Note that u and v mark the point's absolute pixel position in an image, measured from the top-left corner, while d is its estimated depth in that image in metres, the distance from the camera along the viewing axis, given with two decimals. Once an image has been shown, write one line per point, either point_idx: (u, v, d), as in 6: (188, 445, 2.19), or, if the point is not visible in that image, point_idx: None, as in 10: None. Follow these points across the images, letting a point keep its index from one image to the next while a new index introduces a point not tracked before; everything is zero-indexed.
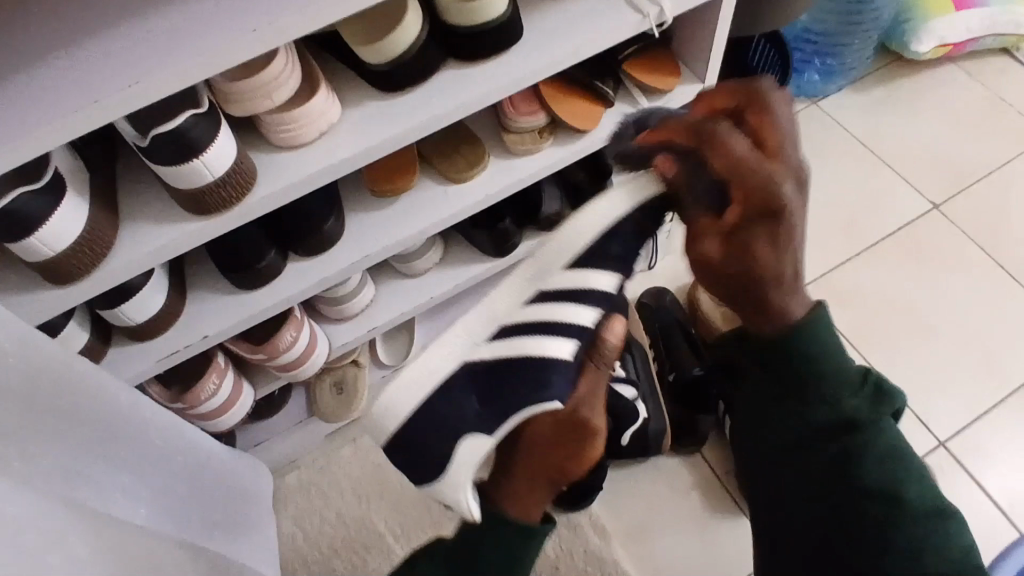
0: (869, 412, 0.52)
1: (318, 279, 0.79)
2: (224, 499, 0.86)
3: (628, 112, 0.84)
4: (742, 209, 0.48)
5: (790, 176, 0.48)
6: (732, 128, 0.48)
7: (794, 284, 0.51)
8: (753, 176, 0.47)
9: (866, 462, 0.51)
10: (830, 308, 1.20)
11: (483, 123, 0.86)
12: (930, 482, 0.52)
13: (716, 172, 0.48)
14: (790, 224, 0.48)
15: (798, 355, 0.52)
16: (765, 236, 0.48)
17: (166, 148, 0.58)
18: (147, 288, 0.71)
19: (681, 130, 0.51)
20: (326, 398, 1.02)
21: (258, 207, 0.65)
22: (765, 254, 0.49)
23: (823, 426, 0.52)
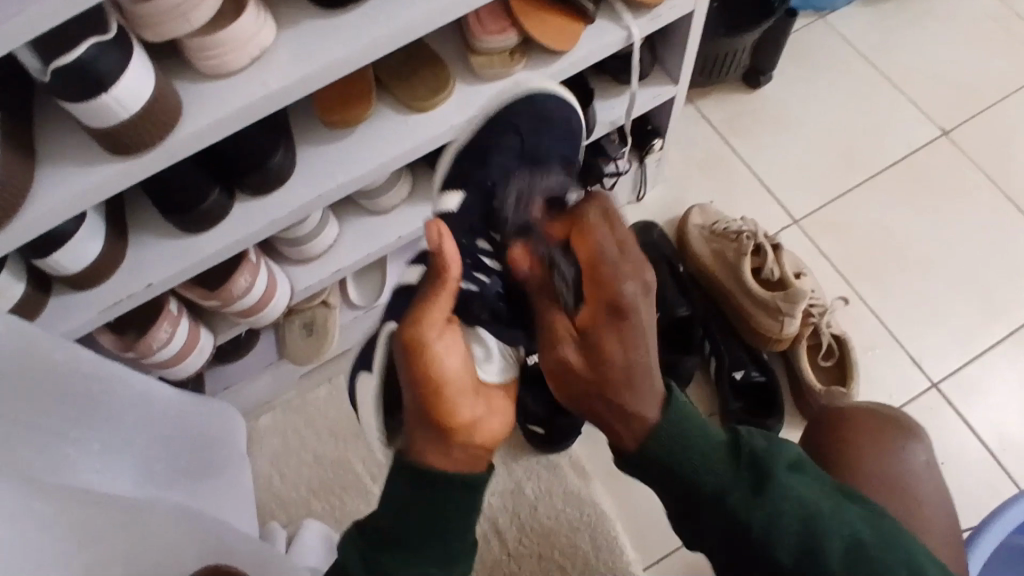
0: (746, 495, 0.53)
1: (268, 220, 0.72)
2: (190, 448, 0.84)
3: (610, 30, 0.75)
4: (591, 314, 0.49)
5: (598, 346, 0.49)
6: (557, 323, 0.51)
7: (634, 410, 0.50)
8: (602, 342, 0.49)
9: (739, 514, 0.52)
10: (826, 242, 1.14)
11: (449, 45, 0.77)
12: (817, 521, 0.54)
13: (579, 259, 0.51)
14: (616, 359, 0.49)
15: (650, 456, 0.51)
16: (612, 338, 0.48)
17: (72, 82, 0.51)
18: (82, 234, 0.65)
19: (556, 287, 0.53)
20: (296, 339, 0.98)
21: (186, 145, 0.58)
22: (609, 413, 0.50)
23: (704, 500, 0.52)
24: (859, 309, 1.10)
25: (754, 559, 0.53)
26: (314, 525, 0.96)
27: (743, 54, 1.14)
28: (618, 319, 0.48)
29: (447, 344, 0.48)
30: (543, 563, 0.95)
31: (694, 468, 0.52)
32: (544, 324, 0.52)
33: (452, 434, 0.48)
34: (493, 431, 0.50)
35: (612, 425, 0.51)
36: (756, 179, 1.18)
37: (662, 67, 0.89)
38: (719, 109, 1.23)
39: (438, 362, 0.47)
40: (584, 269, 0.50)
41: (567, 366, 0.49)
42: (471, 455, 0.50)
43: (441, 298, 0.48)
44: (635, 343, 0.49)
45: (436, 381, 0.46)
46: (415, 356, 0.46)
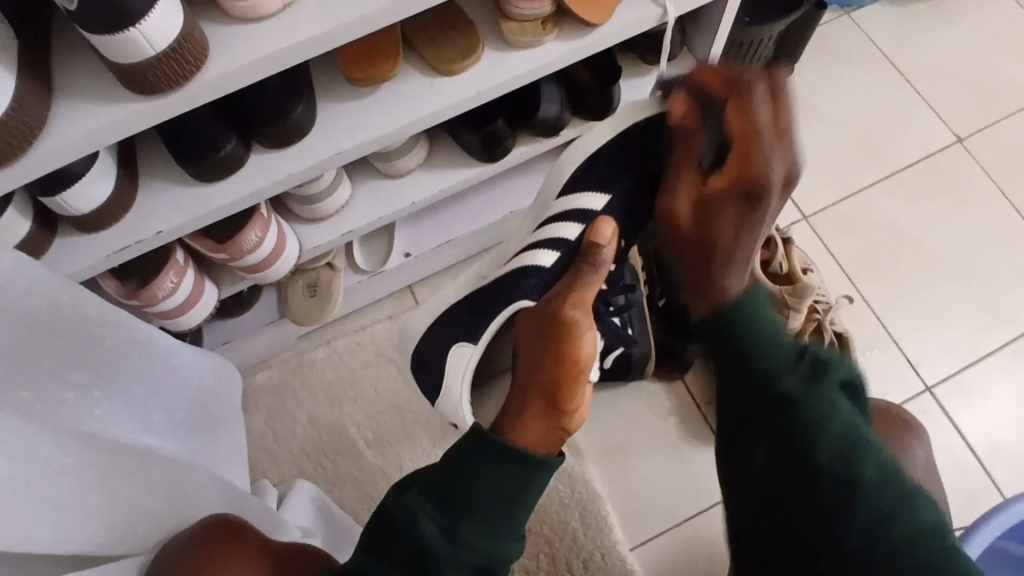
0: (802, 387, 0.52)
1: (284, 174, 0.71)
2: (188, 400, 0.83)
3: (646, 6, 0.73)
4: (728, 184, 0.54)
5: (756, 202, 0.54)
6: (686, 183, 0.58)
7: (734, 271, 0.54)
8: (723, 226, 0.54)
9: (784, 388, 0.51)
10: (834, 239, 1.14)
11: (480, 10, 0.76)
12: (850, 434, 0.51)
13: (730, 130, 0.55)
14: (765, 207, 0.54)
15: (723, 319, 0.52)
16: (731, 214, 0.54)
17: (97, 13, 0.49)
18: (94, 174, 0.63)
19: (720, 183, 0.55)
20: (298, 298, 0.96)
21: (209, 91, 0.57)
22: (722, 247, 0.54)
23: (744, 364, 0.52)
24: (861, 308, 1.10)
25: (785, 446, 0.51)
26: (304, 485, 0.95)
27: (769, 44, 1.13)
28: (751, 198, 0.53)
29: (591, 335, 0.59)
30: (532, 537, 0.96)
31: (755, 350, 0.52)
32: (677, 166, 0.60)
33: (561, 413, 0.55)
34: (586, 424, 0.57)
35: (700, 286, 0.55)
36: None
37: (690, 49, 0.88)
38: None
39: (580, 342, 0.57)
40: (730, 139, 0.55)
41: (675, 215, 0.57)
42: (558, 437, 0.55)
43: (591, 289, 0.60)
44: (756, 224, 0.54)
45: (574, 356, 0.56)
46: (563, 330, 0.57)
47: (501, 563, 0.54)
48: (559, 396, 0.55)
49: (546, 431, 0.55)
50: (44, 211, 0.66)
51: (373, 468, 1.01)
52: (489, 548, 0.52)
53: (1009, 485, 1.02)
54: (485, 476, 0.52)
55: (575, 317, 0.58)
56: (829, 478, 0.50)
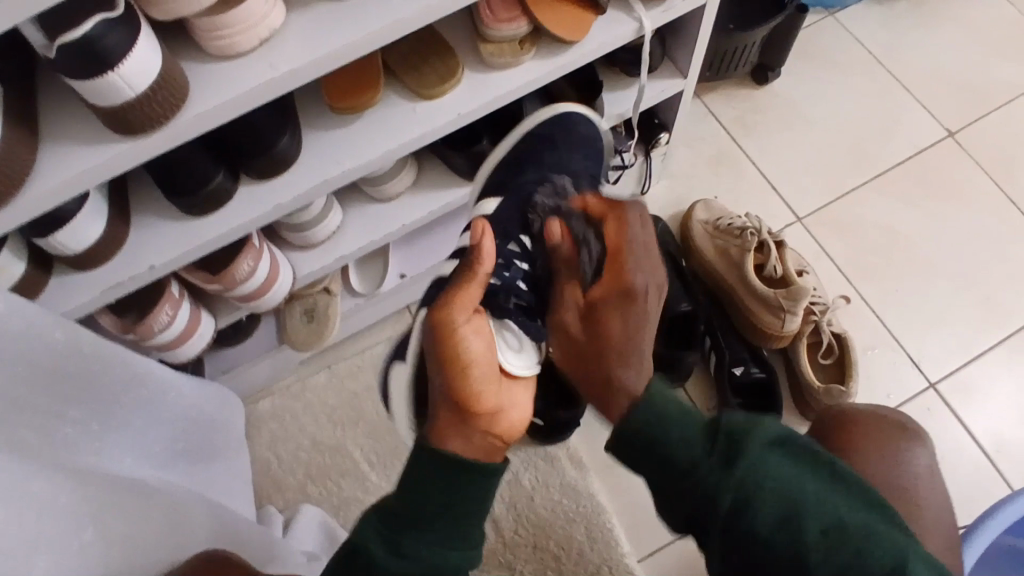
0: (721, 471, 0.50)
1: (273, 204, 0.72)
2: (191, 430, 0.84)
3: (622, 21, 0.74)
4: (605, 291, 0.61)
5: (638, 312, 0.59)
6: (572, 295, 0.64)
7: (631, 368, 0.56)
8: (618, 332, 0.58)
9: (704, 477, 0.50)
10: (828, 240, 1.14)
11: (459, 33, 0.77)
12: (785, 493, 0.49)
13: (608, 244, 0.64)
14: (625, 323, 0.59)
15: (630, 422, 0.53)
16: (615, 317, 0.59)
17: (76, 59, 0.50)
18: (84, 214, 0.64)
19: (602, 296, 0.61)
20: (296, 324, 0.97)
21: (191, 127, 0.58)
22: (617, 355, 0.57)
23: (667, 468, 0.51)
24: (857, 308, 1.10)
25: (724, 537, 0.49)
26: (308, 510, 0.96)
27: (753, 49, 1.13)
28: (626, 298, 0.60)
29: (473, 328, 0.56)
30: (538, 553, 0.96)
31: (664, 439, 0.52)
32: (559, 299, 0.65)
33: (476, 416, 0.52)
34: (519, 422, 0.55)
35: (603, 395, 0.57)
36: (760, 177, 1.18)
37: (670, 60, 0.89)
38: (725, 105, 1.22)
39: (462, 341, 0.54)
40: (607, 254, 0.64)
41: (566, 329, 0.62)
42: (491, 442, 0.54)
43: (469, 292, 0.57)
44: (637, 313, 0.59)
45: (466, 353, 0.54)
46: (444, 330, 0.54)
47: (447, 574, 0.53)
48: (462, 402, 0.52)
49: (466, 447, 0.53)
50: (38, 252, 0.67)
51: (376, 489, 1.02)
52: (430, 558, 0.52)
53: (1017, 479, 1.01)
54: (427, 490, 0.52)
55: (451, 321, 0.55)
56: (782, 558, 0.48)
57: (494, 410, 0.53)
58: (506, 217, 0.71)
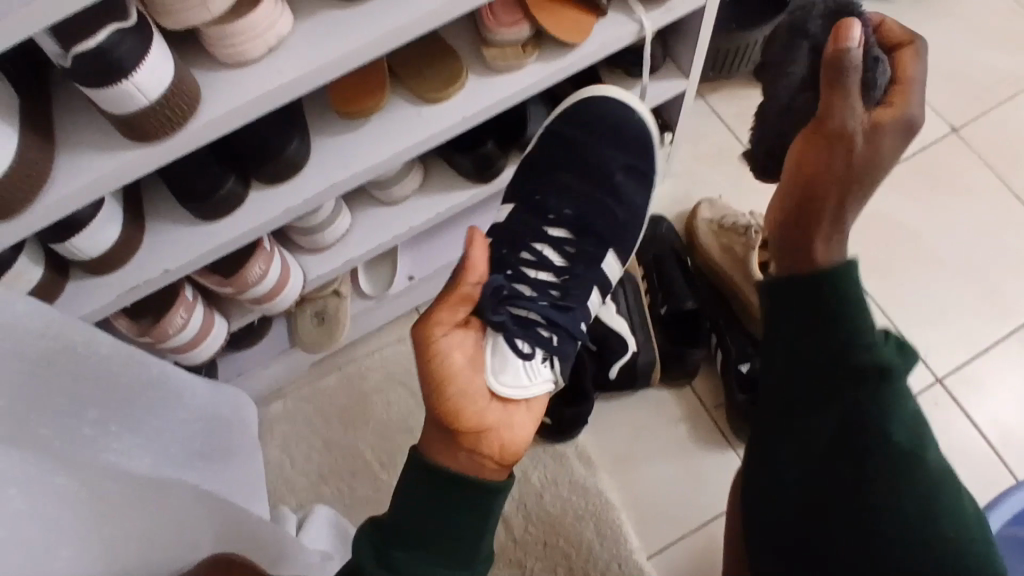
0: (899, 362, 0.57)
1: (283, 208, 0.74)
2: (202, 429, 0.85)
3: (622, 23, 0.75)
4: (877, 129, 0.59)
5: (862, 185, 0.60)
6: (847, 112, 0.59)
7: (814, 250, 0.58)
8: (835, 171, 0.59)
9: (876, 356, 0.56)
10: None
11: (462, 38, 0.78)
12: (916, 420, 0.57)
13: (888, 106, 0.60)
14: (863, 183, 0.60)
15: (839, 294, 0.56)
16: (835, 165, 0.59)
17: (90, 69, 0.52)
18: (100, 220, 0.66)
19: (837, 135, 0.59)
20: (307, 327, 0.99)
21: (202, 133, 0.60)
22: (819, 224, 0.59)
23: (839, 355, 0.56)
24: (863, 304, 1.10)
25: (861, 419, 0.56)
26: (320, 510, 0.97)
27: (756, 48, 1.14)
28: (849, 163, 0.59)
29: (452, 341, 0.60)
30: (548, 551, 0.97)
31: (860, 324, 0.56)
32: (827, 103, 0.59)
33: (462, 441, 0.59)
34: (510, 441, 0.60)
35: (806, 243, 0.59)
36: None
37: (672, 60, 0.90)
38: (729, 104, 1.22)
39: (446, 364, 0.59)
40: (886, 103, 0.60)
41: (840, 133, 0.59)
42: (482, 458, 0.59)
43: (450, 304, 0.61)
44: (852, 204, 0.60)
45: (455, 374, 0.59)
46: (428, 353, 0.59)
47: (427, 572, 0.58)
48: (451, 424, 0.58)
49: (460, 462, 0.59)
50: (55, 257, 0.69)
51: (387, 488, 1.03)
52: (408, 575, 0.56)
53: None
54: (409, 513, 0.58)
55: (434, 339, 0.59)
56: (886, 457, 0.55)
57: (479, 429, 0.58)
58: (517, 228, 0.78)
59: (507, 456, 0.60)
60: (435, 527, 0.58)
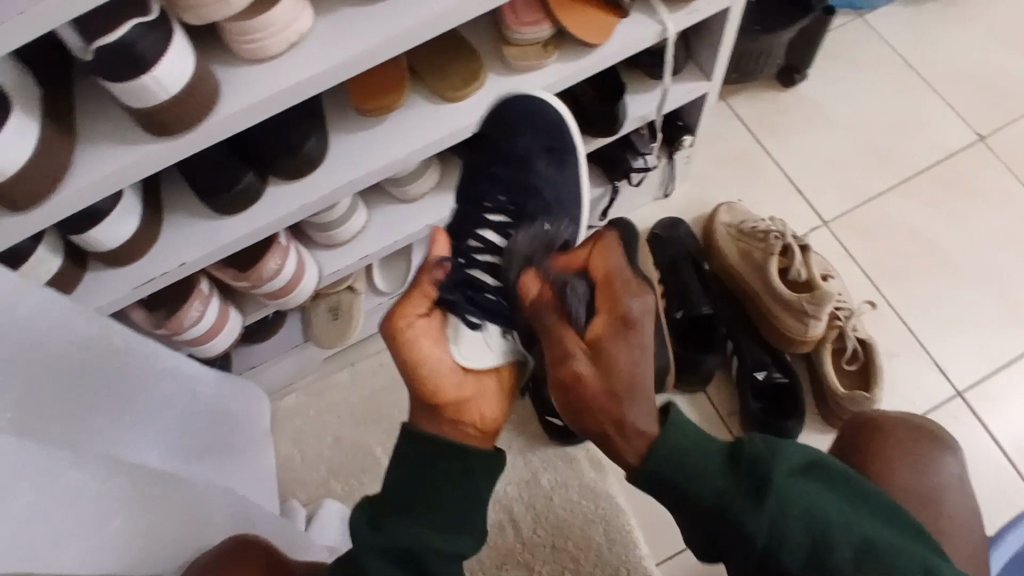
0: (733, 496, 0.52)
1: (299, 204, 0.73)
2: (205, 402, 0.84)
3: (645, 23, 0.74)
4: (597, 333, 0.55)
5: (639, 403, 0.53)
6: (571, 356, 0.54)
7: (637, 428, 0.53)
8: (615, 390, 0.53)
9: (738, 516, 0.52)
10: (854, 244, 1.12)
11: (482, 36, 0.78)
12: (812, 522, 0.51)
13: (597, 278, 0.58)
14: (630, 396, 0.53)
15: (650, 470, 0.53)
16: (617, 346, 0.54)
17: (111, 63, 0.52)
18: (118, 212, 0.66)
19: (596, 330, 0.55)
20: (321, 322, 0.99)
21: (221, 128, 0.60)
22: (629, 413, 0.53)
23: (698, 520, 0.53)
24: (883, 313, 1.08)
25: (761, 570, 0.52)
26: (330, 505, 0.97)
27: (779, 51, 1.12)
28: (625, 329, 0.54)
29: (428, 321, 0.58)
30: (556, 554, 0.96)
31: (695, 493, 0.53)
32: (547, 335, 0.56)
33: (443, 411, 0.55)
34: (490, 413, 0.57)
35: (612, 441, 0.54)
36: (785, 179, 1.16)
37: (695, 63, 0.89)
38: (750, 107, 1.21)
39: (416, 344, 0.56)
40: (597, 289, 0.57)
41: (570, 378, 0.53)
42: (467, 429, 0.56)
43: (417, 293, 0.59)
44: (643, 348, 0.54)
45: (425, 359, 0.56)
46: (395, 340, 0.56)
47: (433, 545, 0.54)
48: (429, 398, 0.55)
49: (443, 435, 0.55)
50: (74, 248, 0.70)
51: None
52: (416, 538, 0.53)
53: None
54: (412, 474, 0.55)
55: (402, 320, 0.57)
56: None
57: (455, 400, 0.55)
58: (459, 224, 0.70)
59: (489, 425, 0.57)
60: (437, 491, 0.54)
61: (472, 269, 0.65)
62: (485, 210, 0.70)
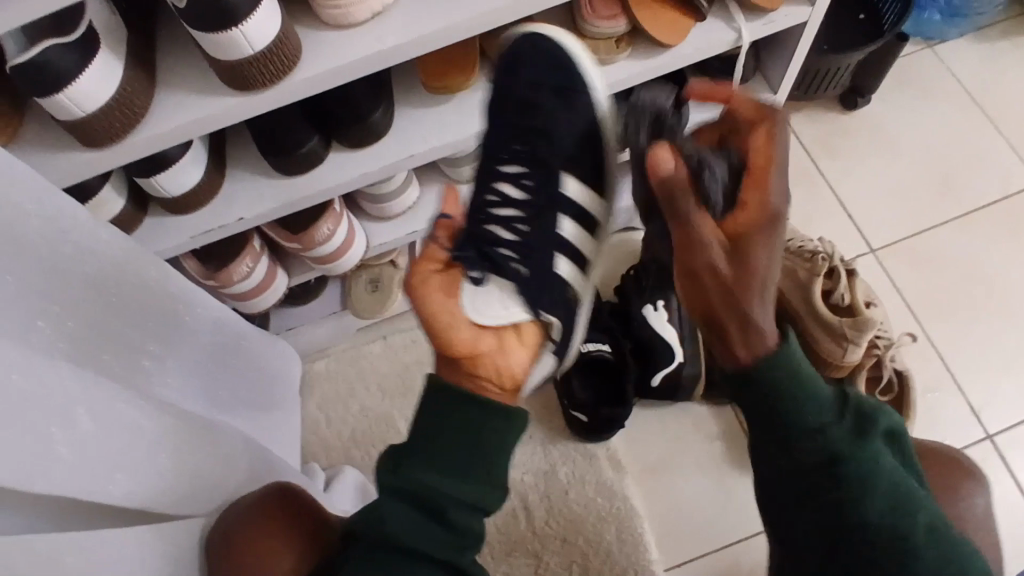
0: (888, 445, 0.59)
1: (359, 172, 0.75)
2: (239, 350, 0.85)
3: (720, 29, 0.74)
4: (752, 216, 0.48)
5: (768, 247, 0.48)
6: (715, 244, 0.48)
7: (762, 295, 0.49)
8: (756, 263, 0.48)
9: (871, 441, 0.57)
10: (900, 274, 1.11)
11: (553, 19, 0.76)
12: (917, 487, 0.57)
13: (756, 160, 0.50)
14: (761, 262, 0.48)
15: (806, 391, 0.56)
16: (760, 245, 0.48)
17: (202, 13, 0.53)
18: (186, 161, 0.68)
19: (749, 217, 0.48)
20: (361, 291, 1.00)
21: (295, 90, 0.61)
22: (751, 297, 0.48)
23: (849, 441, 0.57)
24: (923, 346, 1.07)
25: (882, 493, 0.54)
26: (349, 472, 0.99)
27: (846, 72, 1.11)
28: (750, 242, 0.48)
29: (443, 286, 0.57)
30: (566, 547, 0.96)
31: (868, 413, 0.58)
32: (680, 216, 0.48)
33: (466, 365, 0.55)
34: (507, 367, 0.55)
35: (728, 333, 0.51)
36: (836, 201, 1.15)
37: (763, 74, 0.88)
38: (809, 126, 1.20)
39: (431, 302, 0.56)
40: (745, 164, 0.51)
41: (710, 263, 0.48)
42: (491, 382, 0.56)
43: (424, 261, 0.58)
44: (762, 262, 0.48)
45: (437, 315, 0.55)
46: (414, 294, 0.56)
47: (449, 505, 0.54)
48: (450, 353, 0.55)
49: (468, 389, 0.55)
50: (138, 192, 0.72)
51: None
52: (431, 488, 0.54)
53: None
54: (430, 426, 0.55)
55: (417, 284, 0.57)
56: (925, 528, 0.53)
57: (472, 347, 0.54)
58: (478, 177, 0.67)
59: (512, 380, 0.56)
60: (451, 446, 0.54)
61: (490, 223, 0.63)
62: (502, 166, 0.66)
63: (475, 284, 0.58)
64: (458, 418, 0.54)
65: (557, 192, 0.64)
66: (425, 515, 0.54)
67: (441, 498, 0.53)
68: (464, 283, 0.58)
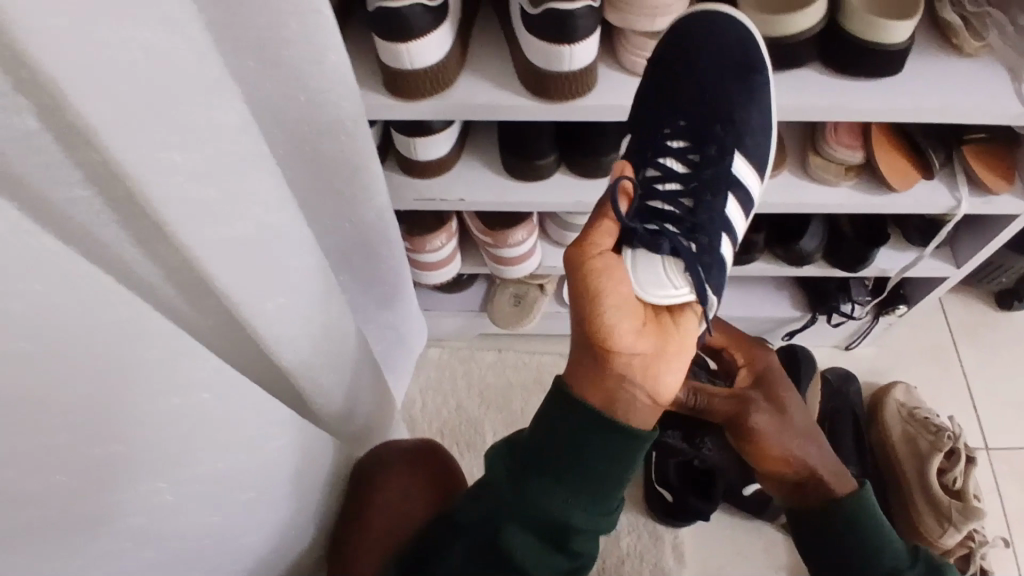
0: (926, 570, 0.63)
1: (574, 198, 0.82)
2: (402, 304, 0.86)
3: (942, 192, 0.78)
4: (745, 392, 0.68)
5: (805, 438, 0.67)
6: (766, 416, 0.66)
7: (820, 461, 0.66)
8: (786, 442, 0.65)
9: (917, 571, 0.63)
10: (1007, 482, 1.09)
11: (793, 134, 0.83)
12: None
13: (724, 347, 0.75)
14: (796, 418, 0.68)
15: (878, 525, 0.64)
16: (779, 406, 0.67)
17: (546, 24, 0.59)
18: (443, 135, 0.76)
19: (771, 429, 0.66)
20: (502, 303, 1.06)
21: (578, 113, 0.66)
22: (809, 451, 0.66)
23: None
24: (1011, 559, 1.04)
25: None
26: None
27: (1016, 272, 1.13)
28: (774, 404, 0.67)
29: (614, 264, 0.53)
30: None
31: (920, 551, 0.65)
32: (727, 409, 0.68)
33: (616, 358, 0.51)
34: (661, 371, 0.52)
35: (800, 480, 0.66)
36: (965, 388, 1.15)
37: (951, 248, 0.92)
38: (959, 308, 1.21)
39: (599, 279, 0.52)
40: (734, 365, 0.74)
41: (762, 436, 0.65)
42: (643, 380, 0.52)
43: (598, 229, 0.54)
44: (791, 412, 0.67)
45: (607, 293, 0.52)
46: (583, 269, 0.52)
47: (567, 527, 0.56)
48: (598, 339, 0.51)
49: (619, 387, 0.52)
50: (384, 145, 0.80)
51: None
52: (549, 511, 0.55)
53: None
54: (552, 447, 0.54)
55: (583, 256, 0.52)
56: None
57: (628, 337, 0.51)
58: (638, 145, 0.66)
59: (660, 386, 0.53)
60: (571, 468, 0.54)
61: (651, 196, 0.63)
62: (665, 137, 0.66)
63: (642, 252, 0.55)
64: (611, 461, 0.54)
65: (728, 170, 0.65)
66: (545, 536, 0.56)
67: (560, 520, 0.55)
68: (628, 254, 0.55)
